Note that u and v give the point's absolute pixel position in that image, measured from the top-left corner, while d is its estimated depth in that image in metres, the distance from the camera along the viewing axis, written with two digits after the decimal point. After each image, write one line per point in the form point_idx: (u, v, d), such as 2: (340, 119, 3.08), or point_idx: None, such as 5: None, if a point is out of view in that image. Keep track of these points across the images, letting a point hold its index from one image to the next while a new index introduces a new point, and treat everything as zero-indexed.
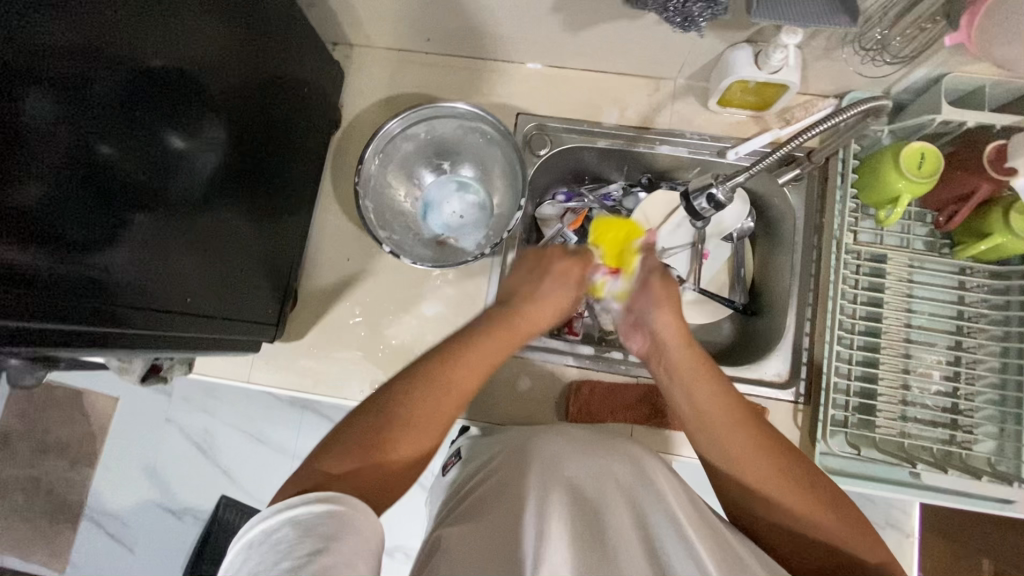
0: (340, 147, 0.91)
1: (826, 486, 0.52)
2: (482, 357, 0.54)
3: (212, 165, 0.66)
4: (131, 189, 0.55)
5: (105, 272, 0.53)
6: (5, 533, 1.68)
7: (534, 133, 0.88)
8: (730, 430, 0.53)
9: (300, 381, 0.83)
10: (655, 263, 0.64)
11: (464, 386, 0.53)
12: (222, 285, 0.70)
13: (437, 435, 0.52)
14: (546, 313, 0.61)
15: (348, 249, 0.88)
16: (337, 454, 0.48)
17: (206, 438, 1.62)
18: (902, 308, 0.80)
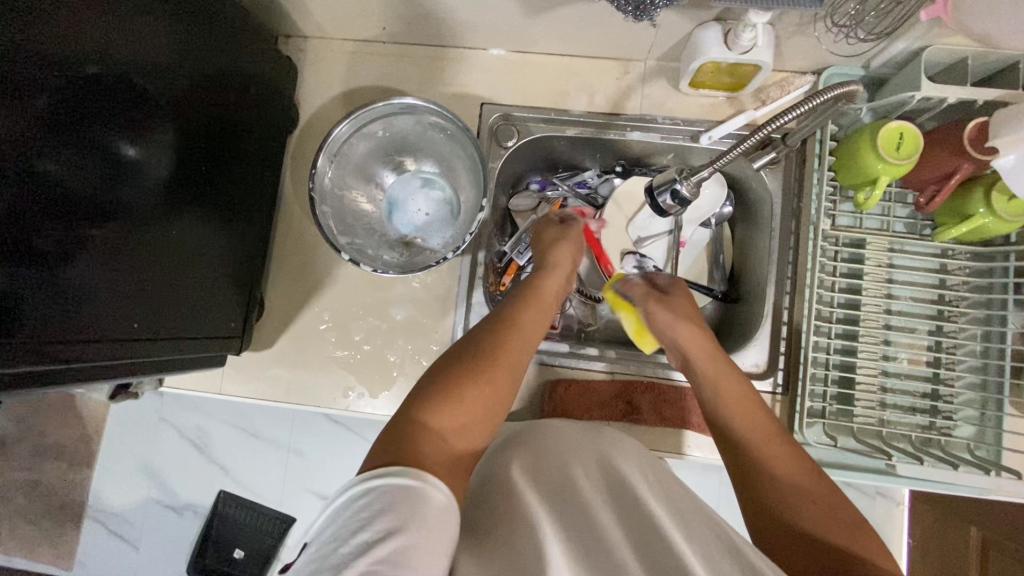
0: (300, 146, 0.87)
1: (829, 490, 0.51)
2: (532, 321, 0.63)
3: (172, 180, 0.64)
4: (79, 203, 0.53)
5: (49, 292, 0.51)
6: (10, 535, 1.70)
7: (500, 124, 0.85)
8: (748, 417, 0.57)
9: (271, 392, 0.81)
10: (642, 290, 0.70)
11: (530, 335, 0.62)
12: (186, 305, 0.68)
13: (513, 376, 0.58)
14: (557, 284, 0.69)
15: (313, 252, 0.84)
16: (426, 405, 0.53)
17: (201, 436, 1.65)
18: (882, 295, 0.77)
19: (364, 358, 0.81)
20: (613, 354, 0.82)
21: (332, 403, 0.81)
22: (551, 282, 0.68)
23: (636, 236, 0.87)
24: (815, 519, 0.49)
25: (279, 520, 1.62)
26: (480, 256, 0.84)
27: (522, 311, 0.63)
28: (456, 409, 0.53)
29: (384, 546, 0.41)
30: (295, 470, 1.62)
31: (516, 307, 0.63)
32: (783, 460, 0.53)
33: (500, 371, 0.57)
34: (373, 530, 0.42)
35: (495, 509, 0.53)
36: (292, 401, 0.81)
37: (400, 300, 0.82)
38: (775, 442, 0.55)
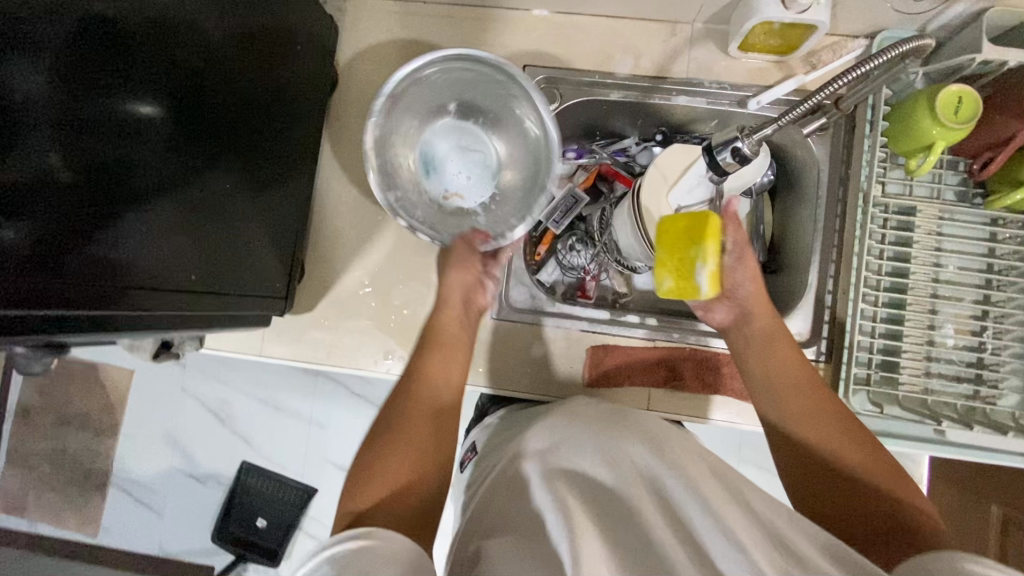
0: (338, 108, 0.85)
1: (877, 450, 0.59)
2: (441, 352, 0.70)
3: (210, 136, 0.62)
4: (129, 160, 0.53)
5: (106, 250, 0.51)
6: (35, 502, 1.73)
7: (544, 87, 0.83)
8: (789, 391, 0.63)
9: (312, 354, 0.81)
10: (744, 236, 0.67)
11: (440, 371, 0.68)
12: (229, 263, 0.67)
13: (431, 415, 0.64)
14: (457, 295, 0.74)
15: (352, 216, 0.83)
16: (358, 492, 0.58)
17: (223, 407, 1.67)
18: (930, 264, 0.76)
19: (405, 321, 0.81)
20: (654, 321, 0.82)
21: (373, 366, 0.81)
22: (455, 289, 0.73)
23: (678, 203, 0.82)
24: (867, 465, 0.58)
25: (300, 491, 1.64)
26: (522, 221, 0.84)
27: (431, 353, 0.70)
28: (387, 465, 0.59)
29: None
30: (317, 442, 1.65)
31: (422, 354, 0.69)
32: (821, 421, 0.61)
33: (414, 417, 0.63)
34: None
35: (530, 504, 0.54)
36: (333, 364, 0.81)
37: None
38: (816, 406, 0.62)
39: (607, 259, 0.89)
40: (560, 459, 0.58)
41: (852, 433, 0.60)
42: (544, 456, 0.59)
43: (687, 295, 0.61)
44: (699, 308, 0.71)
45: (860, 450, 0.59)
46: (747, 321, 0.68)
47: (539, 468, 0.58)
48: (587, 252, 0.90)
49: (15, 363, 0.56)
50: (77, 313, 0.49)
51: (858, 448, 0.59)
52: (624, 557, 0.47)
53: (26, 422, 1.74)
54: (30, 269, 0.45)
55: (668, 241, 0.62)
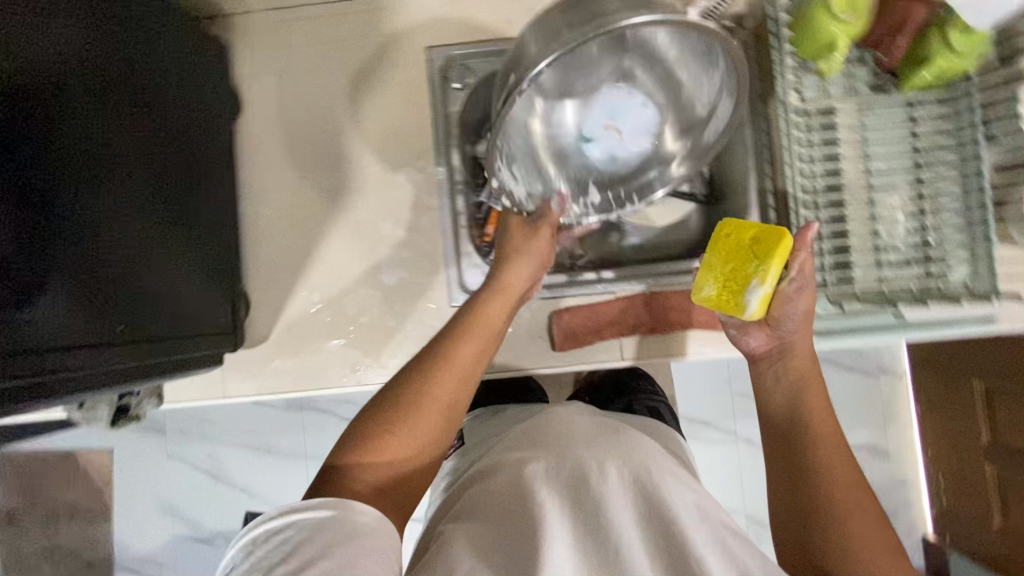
0: (248, 130, 0.82)
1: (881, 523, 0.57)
2: (469, 348, 0.66)
3: (102, 173, 0.57)
4: (35, 222, 0.50)
5: (22, 320, 0.48)
6: None
7: (449, 65, 0.81)
8: (821, 437, 0.64)
9: (277, 385, 0.79)
10: (810, 266, 0.67)
11: (465, 367, 0.65)
12: (157, 305, 0.64)
13: (450, 412, 0.64)
14: (501, 309, 0.70)
15: (286, 236, 0.80)
16: (362, 445, 0.60)
17: (215, 463, 1.63)
18: (859, 159, 0.77)
19: (364, 330, 0.79)
20: (610, 274, 0.81)
21: (342, 382, 0.79)
22: (514, 274, 0.71)
23: None
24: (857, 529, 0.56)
25: None
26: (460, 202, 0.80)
27: (460, 337, 0.67)
28: (397, 440, 0.61)
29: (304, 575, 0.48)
30: None
31: (452, 334, 0.67)
32: (831, 452, 0.62)
33: (428, 405, 0.63)
34: (290, 561, 0.50)
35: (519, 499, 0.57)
36: (301, 389, 0.79)
37: (389, 265, 0.79)
38: (841, 460, 0.62)
39: None
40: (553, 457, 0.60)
41: (861, 497, 0.59)
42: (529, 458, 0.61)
43: (727, 305, 0.68)
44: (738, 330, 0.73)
45: (861, 509, 0.58)
46: (785, 355, 0.70)
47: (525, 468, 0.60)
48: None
49: None
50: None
51: (859, 511, 0.58)
52: (589, 550, 0.53)
53: (12, 527, 1.66)
54: None
55: (721, 251, 0.67)
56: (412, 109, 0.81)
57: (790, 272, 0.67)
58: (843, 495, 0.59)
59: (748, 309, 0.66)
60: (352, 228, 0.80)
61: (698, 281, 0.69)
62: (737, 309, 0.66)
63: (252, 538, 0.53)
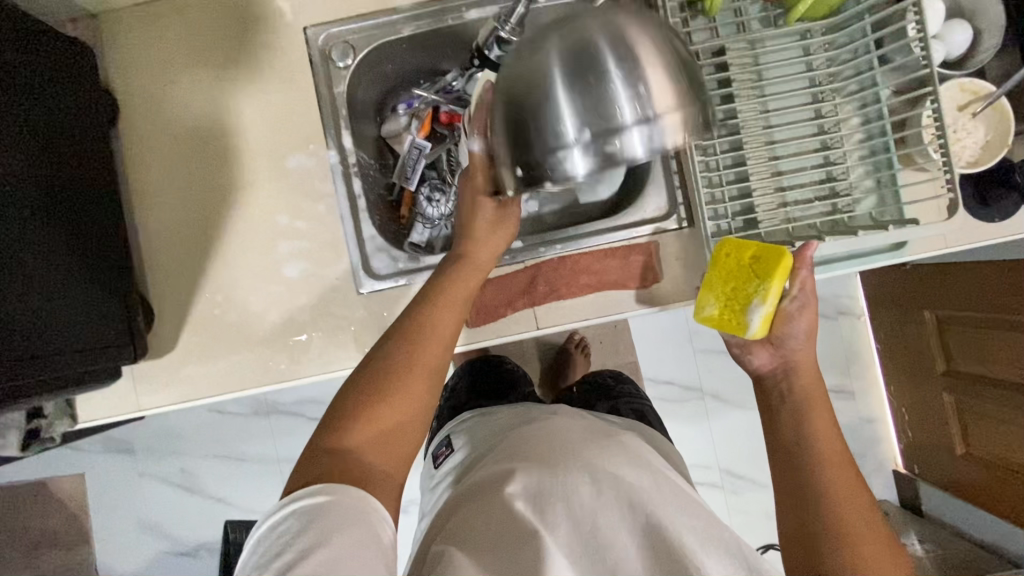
0: (131, 133, 0.79)
1: (892, 555, 0.54)
2: (446, 312, 0.65)
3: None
4: None
5: None
6: None
7: (330, 44, 0.79)
8: (837, 461, 0.59)
9: (190, 392, 0.77)
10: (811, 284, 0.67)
11: (445, 334, 0.64)
12: (28, 325, 0.60)
13: (435, 381, 0.63)
14: (474, 278, 0.68)
15: (182, 239, 0.78)
16: (343, 429, 0.59)
17: (188, 476, 1.63)
18: (756, 98, 0.75)
19: (272, 326, 0.77)
20: (518, 244, 0.80)
21: (256, 382, 0.77)
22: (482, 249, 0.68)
23: None
24: (865, 559, 0.53)
25: None
26: (356, 185, 0.79)
27: (437, 306, 0.65)
28: (381, 418, 0.59)
29: (305, 563, 0.48)
30: None
31: (427, 303, 0.65)
32: (846, 478, 0.58)
33: (414, 374, 0.62)
34: (292, 551, 0.50)
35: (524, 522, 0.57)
36: (215, 393, 0.77)
37: (290, 257, 0.78)
38: (853, 486, 0.57)
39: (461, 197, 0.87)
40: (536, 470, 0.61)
41: (872, 524, 0.56)
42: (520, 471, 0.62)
43: (726, 323, 0.67)
44: (741, 349, 0.69)
45: (873, 538, 0.55)
46: (791, 372, 0.66)
47: (515, 485, 0.60)
48: (447, 199, 0.89)
49: None
50: None
51: (870, 541, 0.54)
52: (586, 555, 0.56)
53: None
54: None
55: (721, 272, 0.67)
56: (296, 93, 0.78)
57: (790, 290, 0.67)
58: (856, 542, 0.54)
59: (753, 328, 0.65)
60: (247, 224, 0.78)
61: (700, 299, 0.69)
62: (738, 329, 0.66)
63: (259, 529, 0.53)
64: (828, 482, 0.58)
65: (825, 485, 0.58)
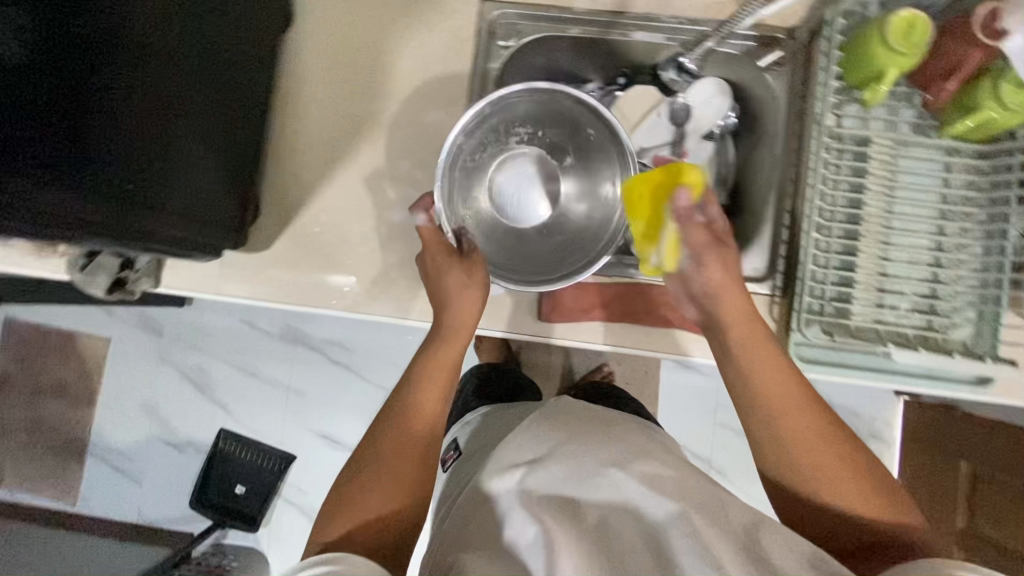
0: (294, 46, 0.83)
1: (867, 462, 0.60)
2: (435, 385, 0.69)
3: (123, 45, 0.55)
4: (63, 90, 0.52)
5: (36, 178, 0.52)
6: (12, 470, 1.71)
7: (500, 22, 0.82)
8: (798, 415, 0.60)
9: (266, 292, 0.81)
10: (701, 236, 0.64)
11: (428, 409, 0.68)
12: (182, 175, 0.66)
13: (420, 452, 0.67)
14: (459, 345, 0.72)
15: (310, 153, 0.82)
16: (339, 526, 0.62)
17: (201, 375, 1.68)
18: (885, 196, 0.75)
19: (361, 259, 0.81)
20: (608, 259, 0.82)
21: (330, 305, 0.81)
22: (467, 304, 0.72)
23: (641, 144, 0.89)
24: (842, 492, 0.59)
25: (279, 457, 1.65)
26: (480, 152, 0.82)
27: (421, 385, 0.69)
28: (370, 498, 0.63)
29: None
30: (296, 408, 1.67)
31: (412, 384, 0.69)
32: (802, 424, 0.60)
33: (399, 458, 0.66)
34: None
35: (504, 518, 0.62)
36: (288, 302, 0.81)
37: (399, 203, 0.81)
38: (818, 434, 0.60)
39: None
40: (539, 473, 0.65)
41: (846, 451, 0.60)
42: (530, 467, 0.65)
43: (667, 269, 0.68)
44: (677, 303, 0.70)
45: (853, 474, 0.59)
46: (720, 321, 0.64)
47: (500, 489, 0.64)
48: None
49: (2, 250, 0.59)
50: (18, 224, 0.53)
51: (850, 466, 0.59)
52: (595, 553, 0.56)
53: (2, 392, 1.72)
54: None
55: (637, 214, 0.70)
56: (455, 58, 0.82)
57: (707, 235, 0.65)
58: (834, 485, 0.59)
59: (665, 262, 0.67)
60: (372, 160, 0.82)
61: (645, 252, 0.69)
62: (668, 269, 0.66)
63: None
64: (798, 456, 0.60)
65: (796, 459, 0.60)
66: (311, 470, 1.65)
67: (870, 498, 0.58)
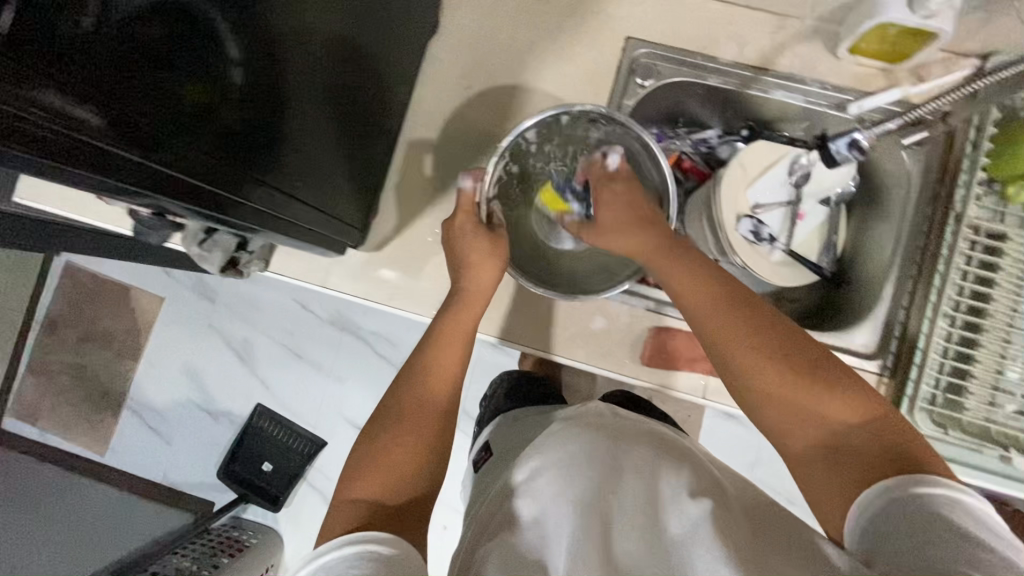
0: (434, 54, 0.84)
1: (833, 371, 0.55)
2: (449, 346, 0.71)
3: (264, 32, 0.49)
4: (243, 70, 0.48)
5: (217, 166, 0.47)
6: (51, 413, 1.71)
7: (643, 61, 0.81)
8: (727, 317, 0.59)
9: (375, 292, 0.82)
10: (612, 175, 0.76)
11: (441, 372, 0.69)
12: (309, 160, 0.63)
13: (429, 417, 0.66)
14: (473, 315, 0.74)
15: (436, 163, 0.83)
16: (354, 488, 0.61)
17: (247, 347, 1.68)
18: (1014, 292, 0.73)
19: None
20: None
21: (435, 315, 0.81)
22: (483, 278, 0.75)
23: (757, 199, 0.87)
24: (831, 421, 0.53)
25: (309, 441, 1.64)
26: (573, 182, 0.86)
27: (434, 352, 0.70)
28: (390, 457, 0.63)
29: None
30: (333, 396, 1.66)
31: (427, 351, 0.71)
32: (747, 358, 0.57)
33: (409, 422, 0.65)
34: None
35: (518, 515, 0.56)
36: (393, 305, 0.83)
37: None
38: (760, 350, 0.56)
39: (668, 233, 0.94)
40: (558, 470, 0.59)
41: (809, 377, 0.55)
42: (551, 467, 0.60)
43: None
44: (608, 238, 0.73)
45: (821, 396, 0.54)
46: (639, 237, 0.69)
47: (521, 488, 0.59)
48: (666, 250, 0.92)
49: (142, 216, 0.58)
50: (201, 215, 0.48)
51: (832, 403, 0.54)
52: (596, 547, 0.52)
53: (51, 334, 1.73)
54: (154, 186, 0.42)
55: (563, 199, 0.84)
56: (592, 90, 0.82)
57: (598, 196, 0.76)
58: (828, 426, 0.54)
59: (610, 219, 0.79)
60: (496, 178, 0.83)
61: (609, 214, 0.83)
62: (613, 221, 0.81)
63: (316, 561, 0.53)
64: (768, 384, 0.56)
65: (762, 403, 0.56)
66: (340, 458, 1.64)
67: (825, 403, 0.53)
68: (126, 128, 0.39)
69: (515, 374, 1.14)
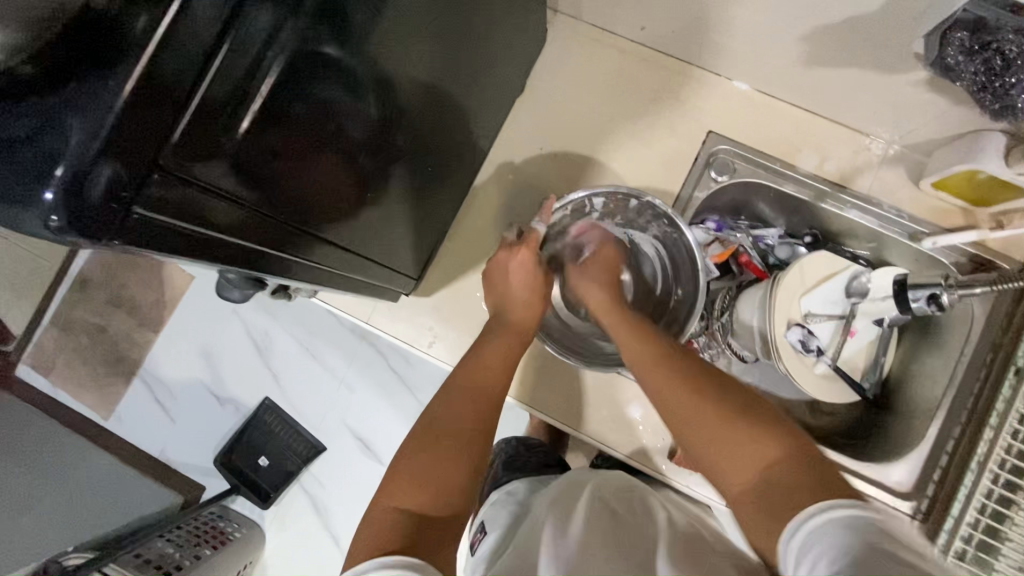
0: (515, 115, 0.85)
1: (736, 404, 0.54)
2: (492, 363, 0.69)
3: (368, 105, 0.48)
4: (345, 142, 0.47)
5: (301, 234, 0.47)
6: (30, 378, 1.47)
7: (721, 156, 0.82)
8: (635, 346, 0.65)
9: (417, 339, 0.82)
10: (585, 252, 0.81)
11: (489, 385, 0.68)
12: (387, 215, 0.63)
13: (479, 430, 0.63)
14: (513, 344, 0.72)
15: (501, 221, 0.84)
16: (398, 495, 0.57)
17: (265, 339, 1.43)
18: None
19: None
20: None
21: None
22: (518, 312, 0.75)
23: (810, 309, 0.85)
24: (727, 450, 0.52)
25: (308, 443, 1.38)
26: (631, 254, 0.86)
27: (477, 365, 0.69)
28: (429, 468, 0.58)
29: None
30: (342, 404, 1.39)
31: (472, 361, 0.70)
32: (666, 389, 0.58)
33: (459, 432, 0.62)
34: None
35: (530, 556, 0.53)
36: (431, 354, 0.82)
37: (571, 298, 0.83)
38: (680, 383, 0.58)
39: (714, 322, 0.93)
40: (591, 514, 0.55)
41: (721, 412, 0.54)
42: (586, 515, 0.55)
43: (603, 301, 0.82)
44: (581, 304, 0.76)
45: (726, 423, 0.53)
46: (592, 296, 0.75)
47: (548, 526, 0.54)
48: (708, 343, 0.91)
49: (222, 287, 0.61)
50: (270, 276, 0.48)
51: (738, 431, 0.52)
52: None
53: (61, 284, 1.50)
54: (236, 259, 0.42)
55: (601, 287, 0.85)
56: (668, 178, 0.83)
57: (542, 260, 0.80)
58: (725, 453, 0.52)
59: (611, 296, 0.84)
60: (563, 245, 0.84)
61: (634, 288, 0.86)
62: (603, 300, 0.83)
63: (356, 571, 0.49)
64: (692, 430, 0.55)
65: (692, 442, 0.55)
66: (335, 471, 1.38)
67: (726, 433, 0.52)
68: (235, 215, 0.39)
69: (512, 443, 1.05)
